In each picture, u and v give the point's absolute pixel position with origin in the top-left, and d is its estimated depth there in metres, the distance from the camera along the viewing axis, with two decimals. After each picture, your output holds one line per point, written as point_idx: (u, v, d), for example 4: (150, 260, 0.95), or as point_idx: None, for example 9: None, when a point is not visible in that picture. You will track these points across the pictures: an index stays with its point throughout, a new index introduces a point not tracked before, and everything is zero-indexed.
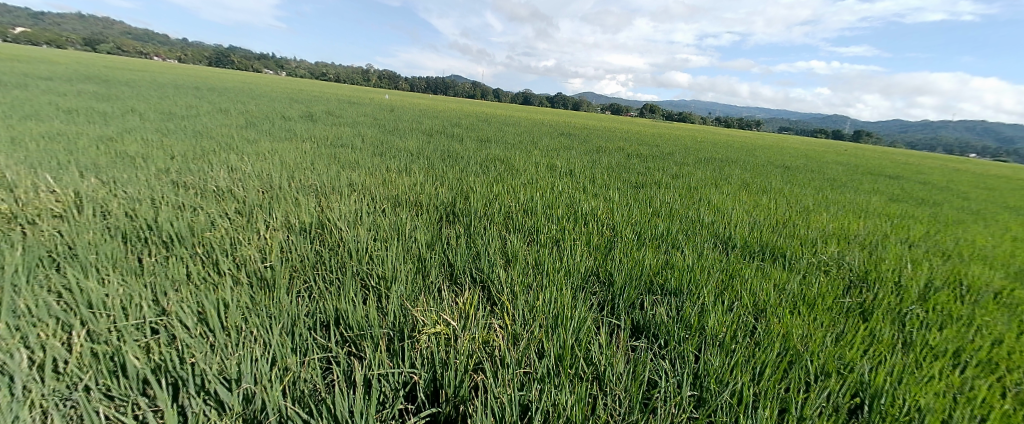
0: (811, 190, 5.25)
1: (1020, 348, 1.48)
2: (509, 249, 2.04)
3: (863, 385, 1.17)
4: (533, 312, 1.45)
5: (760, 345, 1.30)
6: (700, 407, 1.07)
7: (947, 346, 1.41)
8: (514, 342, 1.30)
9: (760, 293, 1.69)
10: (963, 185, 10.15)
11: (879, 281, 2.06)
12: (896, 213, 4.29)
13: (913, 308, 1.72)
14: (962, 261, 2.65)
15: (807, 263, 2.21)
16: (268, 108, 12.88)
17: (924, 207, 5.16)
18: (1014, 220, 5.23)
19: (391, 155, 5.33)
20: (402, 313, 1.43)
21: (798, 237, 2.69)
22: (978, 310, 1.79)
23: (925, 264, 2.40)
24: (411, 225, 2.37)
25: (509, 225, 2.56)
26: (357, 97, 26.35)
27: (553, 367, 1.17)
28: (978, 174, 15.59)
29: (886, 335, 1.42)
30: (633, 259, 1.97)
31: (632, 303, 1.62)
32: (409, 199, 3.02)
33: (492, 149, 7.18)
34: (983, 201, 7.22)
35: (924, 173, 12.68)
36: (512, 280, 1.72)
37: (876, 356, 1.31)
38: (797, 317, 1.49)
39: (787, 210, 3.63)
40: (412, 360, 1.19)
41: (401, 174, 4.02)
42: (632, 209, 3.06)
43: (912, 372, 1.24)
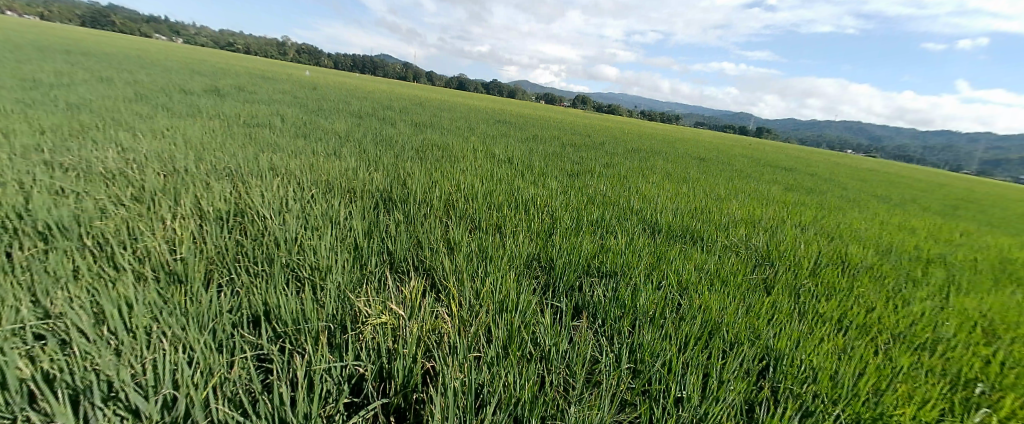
0: (723, 180, 5.85)
1: (885, 312, 1.78)
2: (451, 236, 2.01)
3: (769, 350, 1.31)
4: (479, 297, 1.46)
5: (686, 318, 1.42)
6: (635, 378, 1.14)
7: (833, 314, 1.65)
8: (462, 328, 1.30)
9: (683, 272, 1.85)
10: (845, 177, 11.92)
11: (779, 259, 2.36)
12: (790, 200, 4.93)
13: (805, 282, 1.99)
14: (839, 241, 3.13)
15: (722, 245, 2.47)
16: (168, 80, 11.25)
17: (812, 195, 5.99)
18: (878, 206, 6.25)
19: (318, 137, 4.99)
20: (340, 305, 1.35)
21: (713, 222, 2.98)
22: (853, 282, 2.12)
23: (812, 245, 2.79)
24: (345, 212, 2.24)
25: (450, 212, 2.53)
26: (282, 74, 24.13)
27: (499, 349, 1.18)
28: (856, 168, 18.37)
29: (784, 306, 1.63)
30: (572, 244, 2.04)
31: (572, 285, 1.69)
32: (339, 185, 2.84)
33: (428, 134, 6.97)
34: (858, 190, 8.56)
35: (817, 167, 14.69)
36: (457, 267, 1.70)
37: (778, 323, 1.49)
38: (714, 293, 1.64)
39: (704, 198, 3.99)
40: (355, 352, 1.14)
41: (328, 158, 3.77)
42: (568, 197, 3.16)
43: (807, 336, 1.42)
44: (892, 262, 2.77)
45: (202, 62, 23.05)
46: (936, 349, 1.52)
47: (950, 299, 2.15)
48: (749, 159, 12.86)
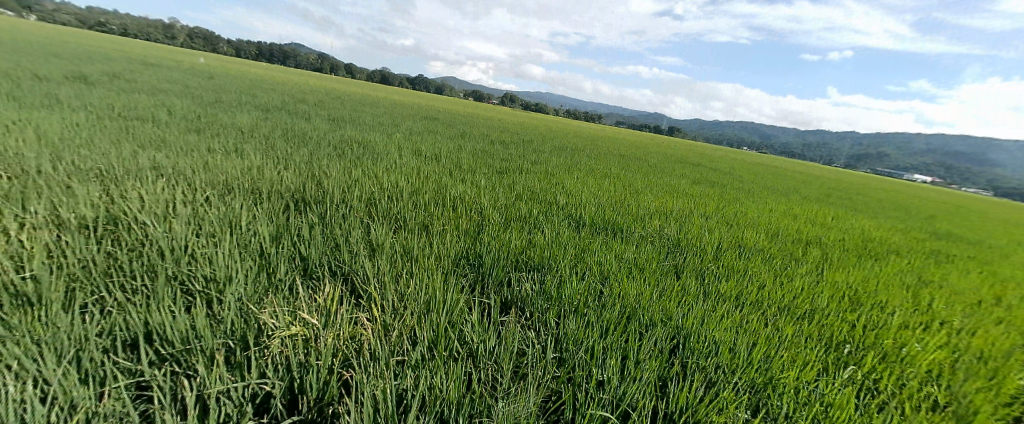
0: (641, 175, 6.33)
1: (771, 287, 2.05)
2: (373, 238, 1.93)
3: (679, 329, 1.42)
4: (404, 300, 1.42)
5: (607, 306, 1.50)
6: (561, 367, 1.18)
7: (731, 293, 1.86)
8: (384, 333, 1.25)
9: (604, 262, 1.96)
10: (746, 171, 13.51)
11: (687, 246, 2.60)
12: (696, 192, 5.49)
13: (709, 266, 2.22)
14: (736, 228, 3.53)
15: (639, 235, 2.66)
16: (21, 64, 9.35)
17: (716, 188, 6.71)
18: (770, 196, 7.17)
19: (220, 134, 4.49)
20: (243, 319, 1.23)
21: (631, 214, 3.21)
22: (747, 263, 2.42)
23: (714, 232, 3.13)
24: (248, 216, 2.04)
25: (372, 212, 2.42)
26: (181, 63, 21.31)
27: (424, 351, 1.15)
28: (755, 163, 20.92)
29: (691, 289, 1.80)
30: (500, 240, 2.07)
31: (499, 281, 1.72)
32: (242, 186, 2.57)
33: (353, 131, 6.59)
34: (755, 183, 9.78)
35: (724, 163, 16.46)
36: (378, 269, 1.63)
37: (687, 305, 1.64)
38: (632, 281, 1.76)
39: (623, 192, 4.28)
40: (261, 369, 1.04)
41: (231, 157, 3.40)
42: (496, 194, 3.18)
43: (710, 314, 1.56)
44: (777, 244, 3.20)
45: (74, 45, 19.56)
46: (812, 317, 1.77)
47: (820, 272, 2.54)
48: (668, 157, 13.99)
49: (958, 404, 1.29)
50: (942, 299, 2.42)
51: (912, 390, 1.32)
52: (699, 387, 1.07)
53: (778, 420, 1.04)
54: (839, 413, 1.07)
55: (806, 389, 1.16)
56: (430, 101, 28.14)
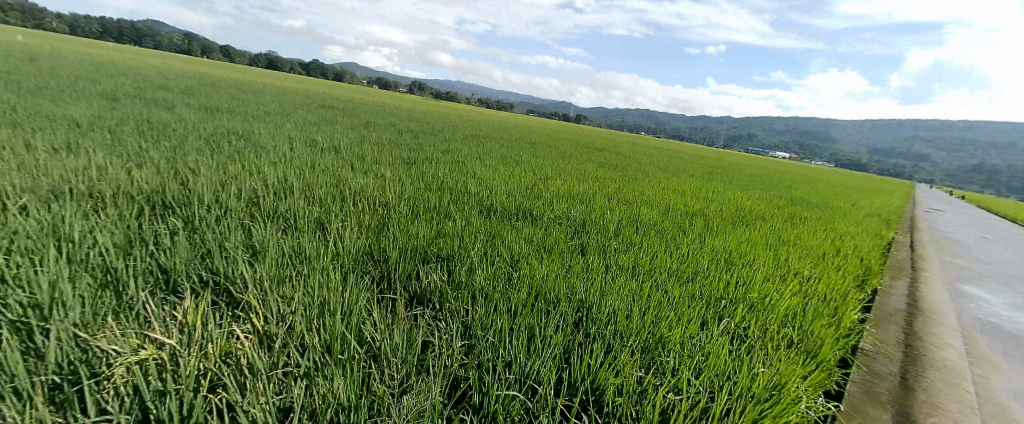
0: (553, 162, 6.63)
1: (661, 253, 2.27)
2: (256, 240, 1.71)
3: (582, 303, 1.48)
4: (291, 304, 1.27)
5: (515, 289, 1.53)
6: (468, 354, 1.17)
7: (629, 264, 2.00)
8: (268, 345, 1.11)
9: (514, 247, 2.02)
10: (653, 157, 14.83)
11: (592, 225, 2.78)
12: (601, 175, 5.90)
13: (610, 242, 2.40)
14: (636, 206, 3.86)
15: (548, 218, 2.78)
16: None
17: (621, 171, 7.28)
18: (670, 177, 7.95)
19: (55, 130, 3.71)
20: (75, 351, 0.96)
21: (539, 199, 3.35)
22: (642, 236, 2.66)
23: (616, 210, 3.39)
24: (83, 224, 1.62)
25: (258, 211, 2.18)
26: (12, 48, 17.28)
27: (317, 358, 1.05)
28: (662, 150, 23.09)
29: (594, 263, 1.91)
30: (407, 233, 2.03)
31: (406, 275, 1.65)
32: (77, 189, 2.11)
33: (246, 126, 5.94)
34: (658, 166, 10.80)
35: (634, 150, 17.90)
36: (260, 276, 1.41)
37: (589, 279, 1.71)
38: (540, 262, 1.83)
39: (532, 177, 4.45)
40: (101, 407, 0.84)
41: (69, 156, 2.82)
42: (403, 187, 3.09)
43: (610, 285, 1.65)
44: (670, 218, 3.56)
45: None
46: (696, 279, 1.95)
47: (703, 239, 2.88)
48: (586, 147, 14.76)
49: (809, 341, 1.53)
50: (795, 254, 2.89)
51: (773, 332, 1.54)
52: (600, 355, 1.12)
53: (666, 374, 1.12)
54: (716, 358, 1.18)
55: (689, 344, 1.27)
56: (347, 95, 26.43)
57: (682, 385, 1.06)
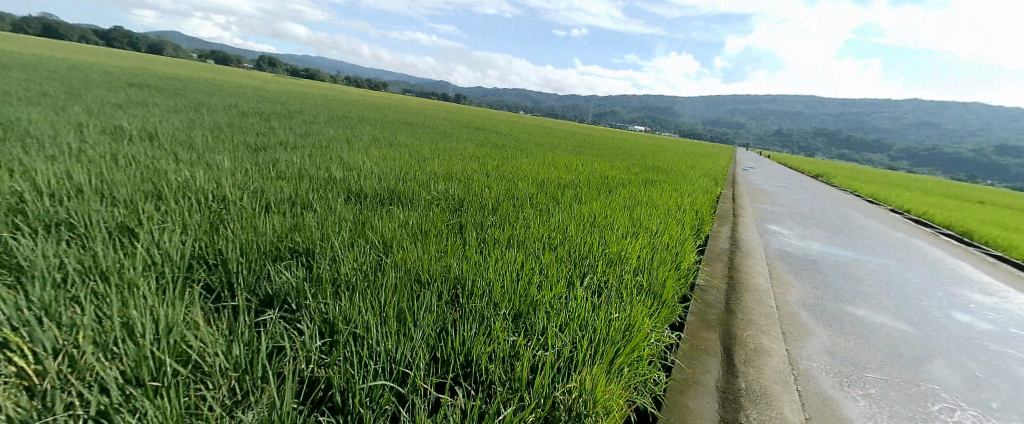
0: (434, 146, 6.72)
1: (529, 221, 2.49)
2: (25, 259, 1.30)
3: (457, 280, 1.50)
4: (73, 330, 0.97)
5: (384, 275, 1.45)
6: (330, 348, 1.05)
7: (505, 236, 2.12)
8: (41, 391, 0.83)
9: (386, 233, 1.95)
10: (540, 137, 15.84)
11: (469, 202, 2.91)
12: (481, 155, 6.15)
13: (490, 217, 2.53)
14: (513, 181, 4.11)
15: (425, 199, 2.84)
16: None
17: (504, 151, 7.68)
18: (552, 154, 8.52)
19: None
20: None
21: (416, 180, 3.40)
22: (513, 207, 2.88)
23: (494, 186, 3.59)
24: None
25: (24, 218, 1.69)
26: None
27: (116, 392, 0.81)
28: (550, 130, 24.74)
29: (472, 240, 1.97)
30: (253, 229, 1.79)
31: (253, 276, 1.40)
32: None
33: (29, 116, 4.63)
34: (543, 145, 11.59)
35: (524, 132, 18.87)
36: (28, 301, 1.05)
37: (466, 257, 1.72)
38: (413, 246, 1.79)
39: (407, 161, 4.48)
40: None
41: None
42: (258, 182, 2.78)
43: (487, 259, 1.71)
44: (544, 189, 3.88)
45: None
46: (567, 243, 2.13)
47: (572, 206, 3.21)
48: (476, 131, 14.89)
49: (657, 285, 1.81)
50: (647, 211, 3.42)
51: (626, 280, 1.79)
52: (476, 329, 1.14)
53: (536, 334, 1.21)
54: (581, 313, 1.31)
55: (557, 303, 1.39)
56: (193, 78, 22.19)
57: (552, 341, 1.17)
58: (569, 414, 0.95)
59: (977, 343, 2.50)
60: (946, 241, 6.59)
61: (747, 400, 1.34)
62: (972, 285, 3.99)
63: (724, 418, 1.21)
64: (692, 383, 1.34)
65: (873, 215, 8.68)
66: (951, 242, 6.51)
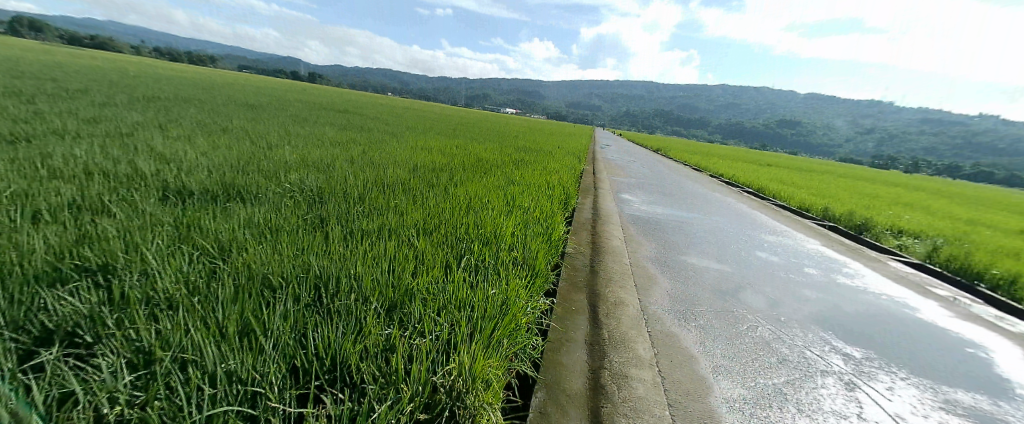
0: (290, 140, 6.22)
1: (393, 208, 2.56)
2: None
3: (319, 279, 1.39)
4: None
5: (219, 286, 1.26)
6: (151, 383, 0.87)
7: (374, 226, 2.07)
8: None
9: (225, 237, 1.71)
10: (419, 126, 15.66)
11: (327, 193, 2.89)
12: (346, 149, 5.94)
13: (358, 208, 2.48)
14: (383, 173, 4.02)
15: (275, 193, 2.72)
16: None
17: (376, 143, 7.48)
18: (430, 144, 8.46)
19: None
20: None
21: (265, 175, 3.25)
22: (373, 194, 2.95)
23: (361, 179, 3.50)
24: None
25: None
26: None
27: None
28: (432, 118, 24.50)
29: (337, 234, 1.87)
30: (13, 248, 1.36)
31: (15, 306, 1.06)
32: None
33: None
34: (421, 134, 11.56)
35: (403, 119, 18.35)
36: None
37: (328, 255, 1.60)
38: (262, 248, 1.59)
39: (253, 155, 4.14)
40: None
41: None
42: (22, 184, 2.14)
43: (354, 254, 1.63)
44: (417, 179, 3.90)
45: None
46: (442, 228, 2.19)
47: (446, 192, 3.31)
48: (347, 120, 13.79)
49: (525, 258, 1.99)
50: (517, 191, 3.71)
51: (495, 256, 1.92)
52: (344, 331, 1.08)
53: (410, 324, 1.21)
54: (459, 295, 1.38)
55: (433, 288, 1.42)
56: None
57: (429, 327, 1.18)
58: (450, 395, 0.98)
59: (768, 272, 3.34)
60: (744, 196, 8.66)
61: (607, 346, 1.64)
62: (761, 228, 5.33)
63: (590, 365, 1.46)
64: (565, 340, 1.58)
65: (701, 181, 10.82)
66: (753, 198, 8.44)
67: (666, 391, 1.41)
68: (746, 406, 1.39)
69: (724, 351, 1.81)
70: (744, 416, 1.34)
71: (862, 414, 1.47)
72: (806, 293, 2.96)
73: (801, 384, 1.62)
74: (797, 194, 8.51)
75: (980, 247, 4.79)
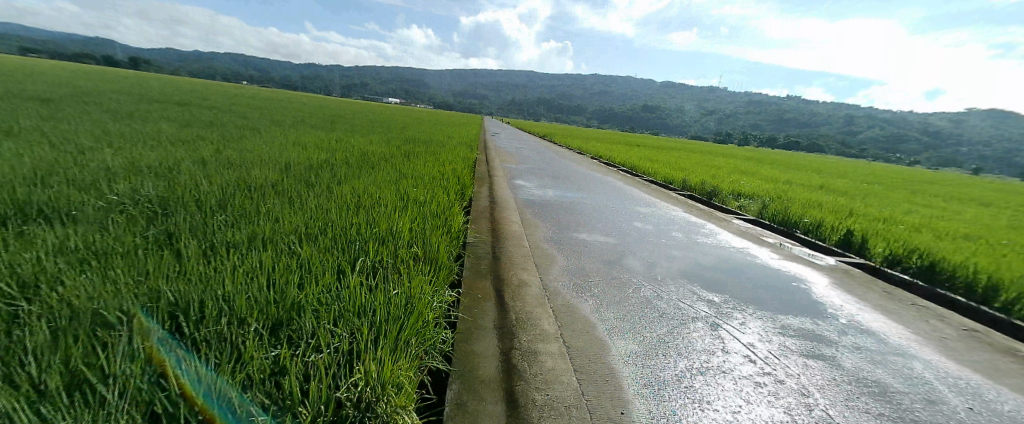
0: (113, 142, 4.98)
1: (265, 213, 2.27)
2: None
3: (177, 305, 1.15)
4: None
5: (21, 335, 0.96)
6: None
7: (243, 236, 1.80)
8: None
9: (20, 270, 1.30)
10: (292, 120, 13.91)
11: (175, 203, 2.43)
12: (197, 150, 5.00)
13: (219, 217, 2.13)
14: (249, 174, 3.50)
15: (95, 208, 2.17)
16: None
17: (237, 141, 6.44)
18: (305, 140, 7.57)
19: None
20: None
21: (78, 186, 2.57)
22: (239, 199, 2.57)
23: (219, 183, 2.99)
24: None
25: None
26: None
27: None
28: (308, 110, 21.98)
29: (194, 252, 1.57)
30: None
31: None
32: None
33: None
34: (295, 129, 10.32)
35: (270, 113, 16.09)
36: None
37: (183, 277, 1.34)
38: (84, 277, 1.25)
39: (54, 162, 3.21)
40: None
41: None
42: None
43: (221, 271, 1.39)
44: (292, 179, 3.47)
45: None
46: (329, 230, 2.01)
47: (330, 191, 3.02)
48: (191, 116, 11.45)
49: (426, 252, 1.95)
50: (410, 185, 3.58)
51: (393, 254, 1.84)
52: (215, 360, 0.91)
53: (303, 339, 1.09)
54: (357, 299, 1.29)
55: (325, 298, 1.30)
56: None
57: (326, 340, 1.08)
58: (358, 407, 0.90)
59: (645, 239, 3.86)
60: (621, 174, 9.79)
61: (514, 327, 1.72)
62: (636, 201, 6.12)
63: (500, 348, 1.51)
64: (474, 329, 1.61)
65: (585, 163, 11.90)
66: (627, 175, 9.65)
67: (571, 357, 1.54)
68: (639, 358, 1.60)
69: (617, 313, 2.04)
70: (638, 366, 1.53)
71: (723, 347, 1.82)
72: (674, 253, 3.52)
73: (678, 331, 1.92)
74: (659, 169, 9.96)
75: (786, 201, 6.25)
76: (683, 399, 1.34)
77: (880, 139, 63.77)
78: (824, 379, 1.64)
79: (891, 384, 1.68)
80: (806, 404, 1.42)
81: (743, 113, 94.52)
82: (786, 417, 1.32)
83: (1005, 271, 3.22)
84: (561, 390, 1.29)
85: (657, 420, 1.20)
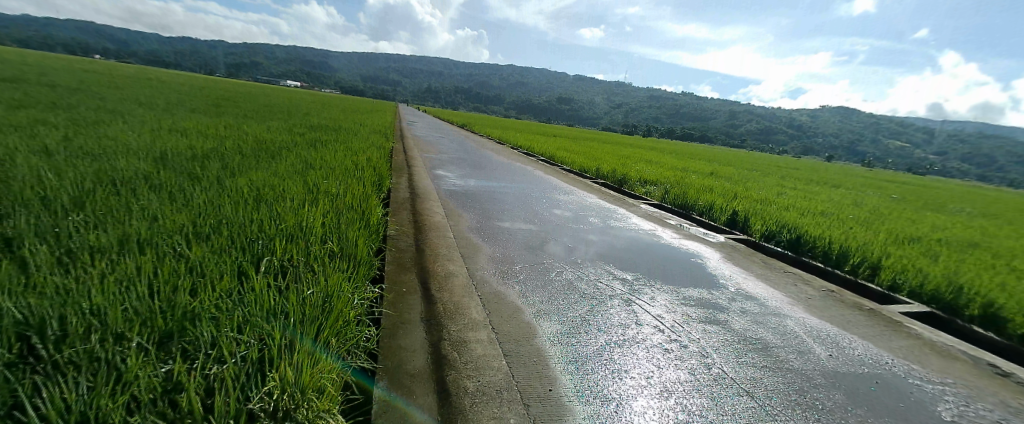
0: None
1: (140, 211, 1.91)
2: None
3: (22, 322, 0.94)
4: None
5: None
6: None
7: (112, 239, 1.51)
8: None
9: None
10: (166, 102, 11.81)
11: (4, 202, 1.93)
12: (33, 137, 4.01)
13: (75, 217, 1.75)
14: (112, 166, 2.92)
15: None
16: None
17: (91, 126, 5.29)
18: (184, 126, 6.47)
19: None
20: None
21: None
22: (100, 195, 2.13)
23: (71, 177, 2.45)
24: None
25: None
26: None
27: None
28: (187, 92, 18.82)
29: (40, 261, 1.28)
30: None
31: None
32: None
33: None
34: (171, 113, 8.79)
35: (136, 94, 13.45)
36: None
37: (33, 291, 1.09)
38: None
39: None
40: None
41: None
42: None
43: (85, 280, 1.16)
44: (171, 171, 2.96)
45: None
46: (226, 228, 1.77)
47: (222, 185, 2.65)
48: (13, 93, 8.99)
49: (344, 248, 1.83)
50: (320, 176, 3.29)
51: (306, 253, 1.69)
52: (87, 384, 0.76)
53: (204, 350, 0.96)
54: (264, 302, 1.17)
55: (225, 303, 1.16)
56: None
57: (231, 348, 0.97)
58: (276, 417, 0.83)
59: (566, 226, 4.10)
60: (541, 163, 10.17)
61: (443, 318, 1.71)
62: (556, 189, 6.43)
63: (430, 340, 1.50)
64: (400, 324, 1.57)
65: (506, 153, 12.10)
66: (546, 165, 10.05)
67: (502, 343, 1.59)
68: (564, 338, 1.71)
69: (542, 297, 2.15)
70: (564, 345, 1.64)
71: (637, 320, 2.03)
72: (591, 237, 3.78)
73: (598, 310, 2.09)
74: (576, 159, 10.54)
75: (684, 187, 7.09)
76: (605, 371, 1.47)
77: (751, 132, 75.38)
78: (719, 340, 1.93)
79: (771, 339, 2.04)
80: (705, 363, 1.66)
81: (645, 107, 103.91)
82: (689, 377, 1.53)
83: (842, 240, 4.06)
84: (492, 375, 1.33)
85: (582, 392, 1.30)
